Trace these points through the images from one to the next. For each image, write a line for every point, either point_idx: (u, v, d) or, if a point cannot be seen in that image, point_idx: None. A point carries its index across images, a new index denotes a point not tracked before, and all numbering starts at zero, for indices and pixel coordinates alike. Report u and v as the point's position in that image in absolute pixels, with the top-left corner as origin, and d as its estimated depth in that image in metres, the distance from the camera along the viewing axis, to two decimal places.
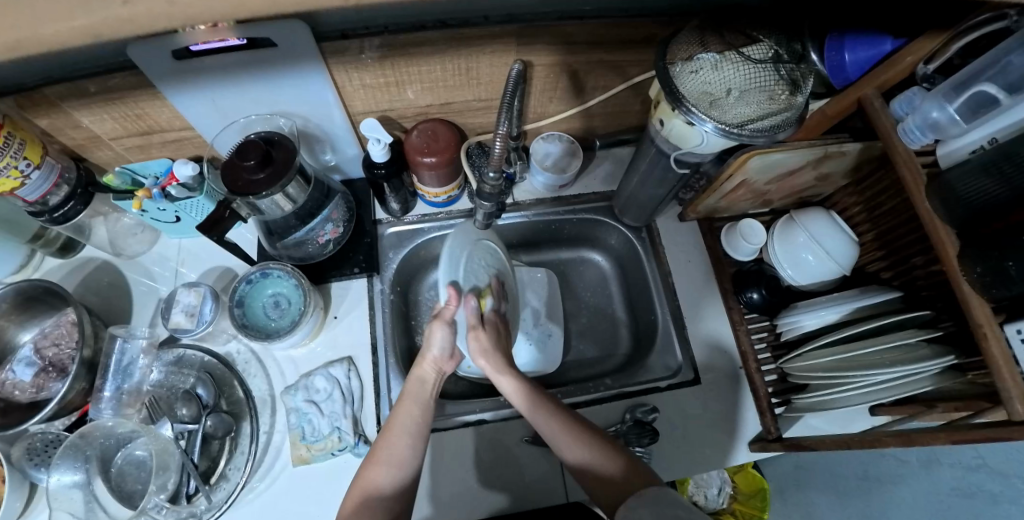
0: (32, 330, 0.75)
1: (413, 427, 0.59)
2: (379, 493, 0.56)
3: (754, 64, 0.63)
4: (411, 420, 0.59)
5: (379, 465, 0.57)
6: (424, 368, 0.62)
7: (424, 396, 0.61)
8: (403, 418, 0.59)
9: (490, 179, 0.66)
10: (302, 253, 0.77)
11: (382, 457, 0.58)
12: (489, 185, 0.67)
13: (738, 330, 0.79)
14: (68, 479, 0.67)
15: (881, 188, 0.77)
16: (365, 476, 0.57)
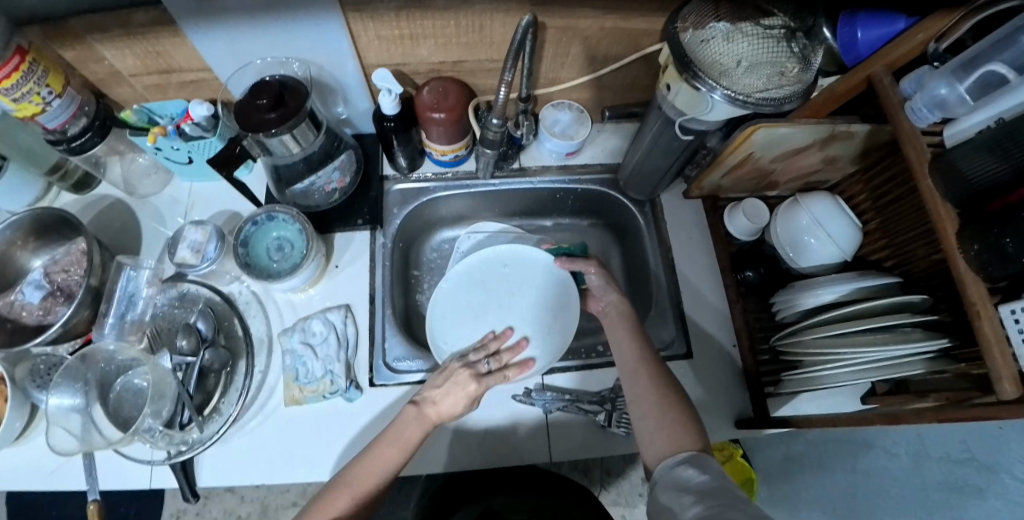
0: (43, 257, 0.77)
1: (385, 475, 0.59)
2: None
3: (766, 37, 0.65)
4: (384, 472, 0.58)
5: (347, 497, 0.56)
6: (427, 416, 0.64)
7: (411, 444, 0.61)
8: (377, 466, 0.59)
9: (494, 125, 0.68)
10: (308, 203, 0.78)
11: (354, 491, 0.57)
12: (491, 132, 0.69)
13: (735, 307, 0.79)
14: (67, 402, 0.68)
15: (889, 176, 0.77)
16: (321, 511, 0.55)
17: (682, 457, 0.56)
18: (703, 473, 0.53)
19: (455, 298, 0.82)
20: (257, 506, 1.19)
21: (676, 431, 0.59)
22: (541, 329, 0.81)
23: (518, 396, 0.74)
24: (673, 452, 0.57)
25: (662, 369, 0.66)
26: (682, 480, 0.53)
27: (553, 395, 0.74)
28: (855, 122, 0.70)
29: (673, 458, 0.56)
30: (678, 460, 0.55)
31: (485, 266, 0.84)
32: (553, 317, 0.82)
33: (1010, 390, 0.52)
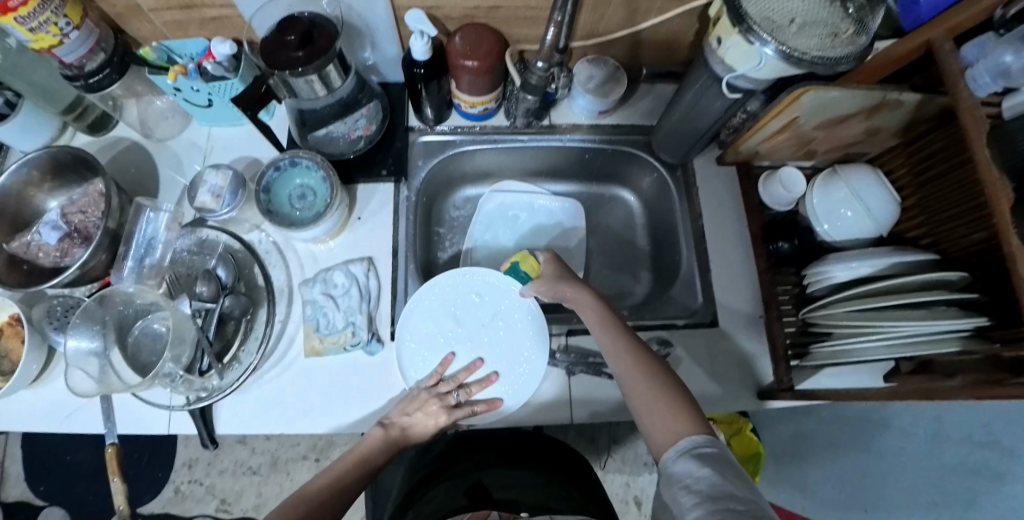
0: (59, 199, 0.74)
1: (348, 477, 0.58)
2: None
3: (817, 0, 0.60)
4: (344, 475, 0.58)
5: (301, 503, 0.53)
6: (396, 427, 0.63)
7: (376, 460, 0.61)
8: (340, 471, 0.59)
9: (538, 70, 0.66)
10: (332, 149, 0.75)
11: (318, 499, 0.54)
12: (535, 77, 0.68)
13: (764, 278, 0.77)
14: (85, 345, 0.67)
15: (933, 151, 0.73)
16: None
17: (686, 448, 0.52)
18: (703, 466, 0.49)
19: (421, 332, 0.72)
20: (269, 458, 1.20)
21: (672, 422, 0.55)
22: (518, 363, 0.72)
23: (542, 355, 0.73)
24: (673, 444, 0.53)
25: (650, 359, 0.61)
26: (680, 477, 0.50)
27: (576, 357, 0.73)
28: (906, 91, 0.66)
29: (676, 449, 0.52)
30: (683, 451, 0.51)
31: (461, 286, 0.75)
32: (523, 346, 0.73)
33: None
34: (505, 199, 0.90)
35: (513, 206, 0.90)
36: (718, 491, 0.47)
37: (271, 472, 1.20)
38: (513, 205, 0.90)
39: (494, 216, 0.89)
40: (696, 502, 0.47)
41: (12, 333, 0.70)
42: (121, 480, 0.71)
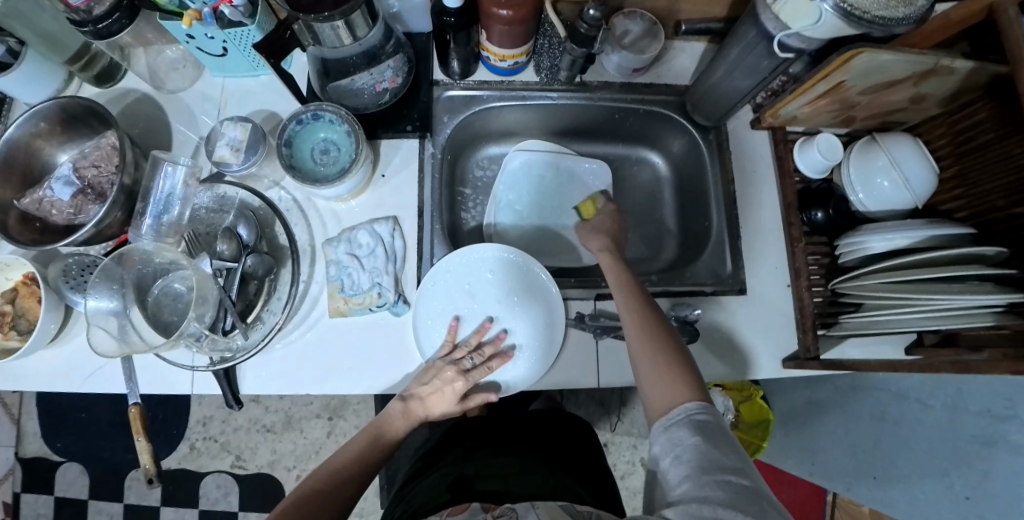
0: (70, 153, 0.71)
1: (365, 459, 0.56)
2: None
3: None
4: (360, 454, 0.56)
5: (320, 480, 0.51)
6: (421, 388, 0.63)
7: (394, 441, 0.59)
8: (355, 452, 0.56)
9: (589, 18, 0.62)
10: (356, 103, 0.72)
11: (330, 476, 0.52)
12: (585, 25, 0.63)
13: (796, 247, 0.76)
14: (104, 305, 0.65)
15: (978, 120, 0.71)
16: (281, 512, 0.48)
17: (681, 416, 0.50)
18: (696, 436, 0.48)
19: (437, 310, 0.71)
20: (282, 416, 1.21)
21: (671, 389, 0.54)
22: (532, 337, 0.71)
23: (571, 320, 0.72)
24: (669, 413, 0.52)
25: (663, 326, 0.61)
26: (672, 447, 0.49)
27: (606, 322, 0.71)
28: (959, 58, 0.63)
29: (671, 418, 0.51)
30: (677, 419, 0.50)
31: (470, 264, 0.72)
32: (537, 320, 0.72)
33: None
34: (530, 158, 0.87)
35: (537, 167, 0.87)
36: (714, 467, 0.45)
37: (285, 430, 1.21)
38: (538, 166, 0.87)
39: (517, 176, 0.87)
40: (687, 474, 0.46)
41: (27, 292, 0.68)
42: (146, 440, 0.71)
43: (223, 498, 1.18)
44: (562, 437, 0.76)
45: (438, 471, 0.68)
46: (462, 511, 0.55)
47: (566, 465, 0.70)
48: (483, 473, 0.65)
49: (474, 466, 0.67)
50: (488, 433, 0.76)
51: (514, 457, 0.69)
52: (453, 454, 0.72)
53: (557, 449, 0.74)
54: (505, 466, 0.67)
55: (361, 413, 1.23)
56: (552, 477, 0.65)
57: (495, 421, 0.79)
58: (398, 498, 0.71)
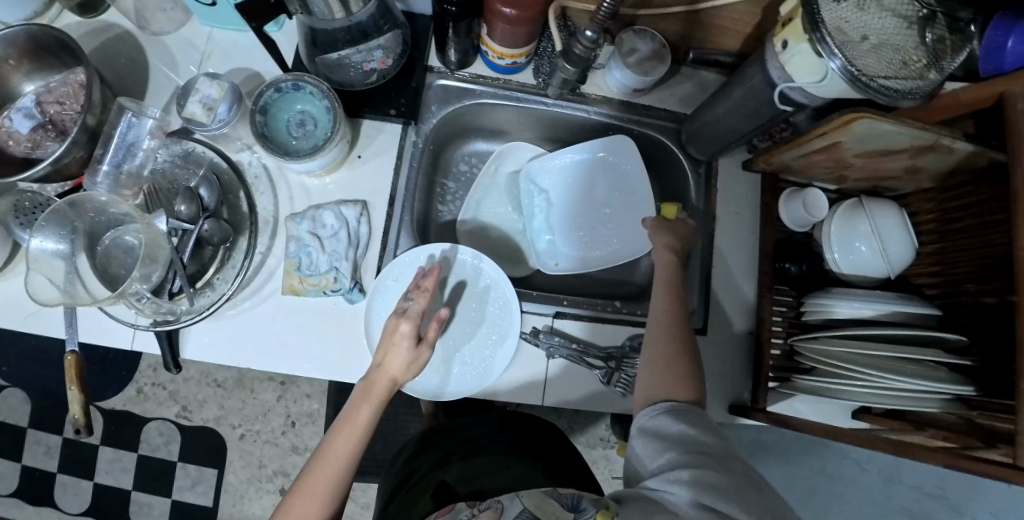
0: (37, 84, 0.68)
1: (350, 462, 0.55)
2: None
3: (897, 19, 0.55)
4: (348, 455, 0.55)
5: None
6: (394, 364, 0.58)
7: (369, 426, 0.56)
8: (342, 453, 0.55)
9: (586, 40, 0.59)
10: (342, 78, 0.69)
11: (321, 489, 0.53)
12: (581, 45, 0.60)
13: (764, 297, 0.75)
14: (51, 247, 0.63)
15: (968, 203, 0.70)
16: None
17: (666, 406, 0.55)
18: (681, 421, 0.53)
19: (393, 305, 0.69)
20: (234, 374, 1.22)
21: (676, 388, 0.57)
22: (486, 339, 0.71)
23: (524, 333, 0.71)
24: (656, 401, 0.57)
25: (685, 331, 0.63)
26: (659, 428, 0.54)
27: (559, 341, 0.70)
28: (961, 139, 0.62)
29: (656, 407, 0.56)
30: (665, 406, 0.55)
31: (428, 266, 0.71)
32: (492, 328, 0.71)
33: None
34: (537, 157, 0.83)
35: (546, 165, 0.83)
36: (686, 437, 0.52)
37: (236, 388, 1.22)
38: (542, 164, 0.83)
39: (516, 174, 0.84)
40: (664, 450, 0.52)
41: None
42: (79, 389, 0.69)
43: (164, 446, 1.18)
44: (541, 431, 0.74)
45: (416, 483, 0.66)
46: (449, 511, 0.57)
47: (541, 460, 0.69)
48: (466, 478, 0.65)
49: (455, 470, 0.66)
50: (455, 431, 0.74)
51: (493, 455, 0.68)
52: (427, 461, 0.70)
53: (530, 441, 0.72)
54: (481, 466, 0.66)
55: (314, 382, 1.23)
56: (529, 475, 0.64)
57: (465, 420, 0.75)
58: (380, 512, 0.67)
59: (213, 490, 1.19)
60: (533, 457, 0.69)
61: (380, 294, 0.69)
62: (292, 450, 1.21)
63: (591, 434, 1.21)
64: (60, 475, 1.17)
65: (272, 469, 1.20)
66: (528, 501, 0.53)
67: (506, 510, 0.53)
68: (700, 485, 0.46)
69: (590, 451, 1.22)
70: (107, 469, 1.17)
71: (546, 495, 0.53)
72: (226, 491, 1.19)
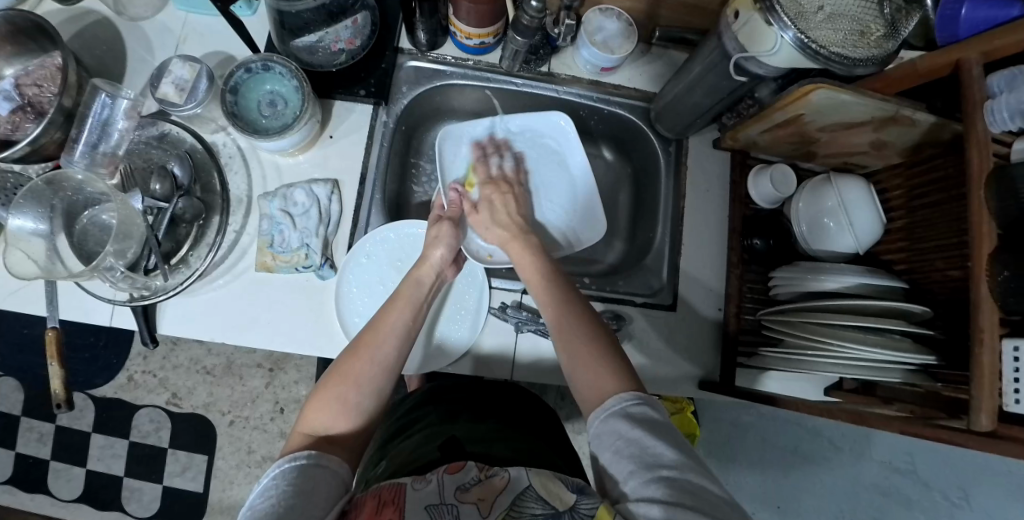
0: (17, 68, 0.70)
1: (402, 329, 0.58)
2: (334, 441, 0.50)
3: None
4: (401, 321, 0.59)
5: (352, 384, 0.53)
6: (426, 272, 0.66)
7: (418, 300, 0.62)
8: (394, 318, 0.59)
9: (532, 9, 0.61)
10: (311, 59, 0.72)
11: (369, 355, 0.55)
12: (527, 17, 0.62)
13: (732, 272, 0.77)
14: (29, 226, 0.66)
15: (934, 178, 0.70)
16: (312, 415, 0.51)
17: (621, 403, 0.47)
18: (637, 424, 0.45)
19: (364, 281, 0.71)
20: (223, 360, 1.24)
21: (599, 371, 0.51)
22: (463, 308, 0.74)
23: (494, 309, 0.74)
24: (603, 400, 0.49)
25: (594, 331, 0.56)
26: (615, 436, 0.45)
27: (527, 316, 0.73)
28: (921, 110, 0.62)
29: (607, 406, 0.48)
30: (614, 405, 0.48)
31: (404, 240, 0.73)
32: (465, 302, 0.75)
33: (985, 423, 0.50)
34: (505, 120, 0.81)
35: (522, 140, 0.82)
36: (662, 465, 0.43)
37: (224, 375, 1.23)
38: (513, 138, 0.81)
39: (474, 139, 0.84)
40: (634, 470, 0.43)
41: None
42: (61, 365, 0.71)
43: (154, 432, 1.20)
44: (536, 412, 0.74)
45: (421, 431, 0.64)
46: (457, 469, 0.47)
47: (536, 437, 0.67)
48: (472, 435, 0.62)
49: (462, 426, 0.63)
50: (466, 394, 0.72)
51: (499, 421, 0.66)
52: (431, 414, 0.68)
53: (531, 419, 0.71)
54: (489, 429, 0.64)
55: (301, 369, 1.25)
56: (529, 449, 0.62)
57: (462, 383, 0.76)
58: (378, 459, 0.66)
59: (203, 476, 1.20)
60: (534, 433, 0.67)
61: (356, 270, 0.71)
62: (281, 436, 1.23)
63: (576, 420, 1.22)
64: (53, 462, 1.19)
65: (261, 454, 1.22)
66: (536, 478, 0.45)
67: (514, 481, 0.45)
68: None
69: (575, 437, 1.22)
70: (99, 455, 1.19)
71: (556, 478, 0.46)
72: (215, 477, 1.20)
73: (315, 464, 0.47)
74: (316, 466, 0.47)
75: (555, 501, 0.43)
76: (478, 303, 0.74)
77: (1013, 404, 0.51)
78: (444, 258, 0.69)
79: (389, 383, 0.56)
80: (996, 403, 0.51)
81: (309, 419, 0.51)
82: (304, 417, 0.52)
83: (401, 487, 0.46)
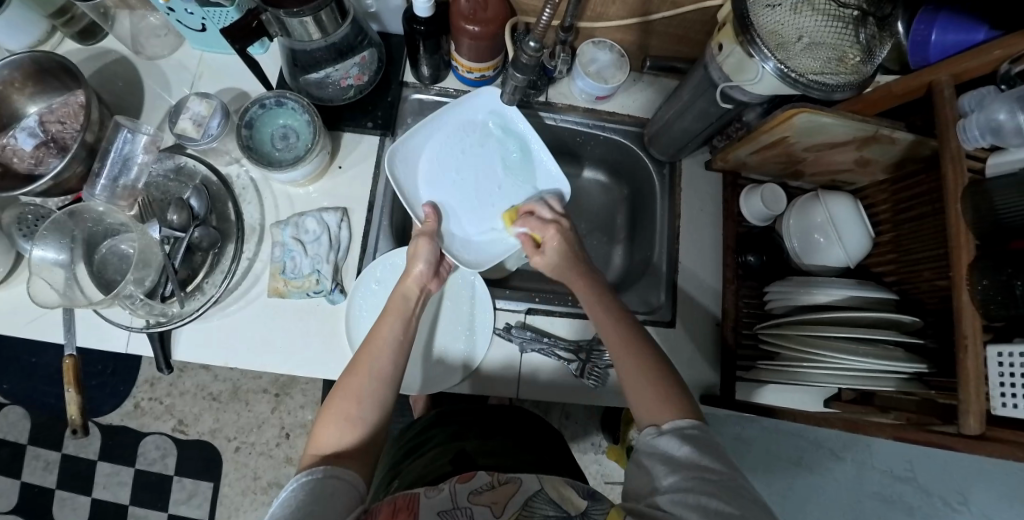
0: (40, 106, 0.74)
1: (395, 342, 0.60)
2: (345, 455, 0.52)
3: (836, 17, 0.58)
4: (393, 334, 0.61)
5: (355, 400, 0.55)
6: (410, 283, 0.67)
7: (408, 311, 0.64)
8: (387, 332, 0.61)
9: (529, 49, 0.65)
10: (320, 93, 0.75)
11: (368, 368, 0.57)
12: (525, 55, 0.66)
13: (728, 287, 0.80)
14: (52, 256, 0.68)
15: (916, 193, 0.73)
16: (319, 433, 0.53)
17: (673, 426, 0.48)
18: (689, 445, 0.46)
19: (372, 303, 0.73)
20: (229, 386, 1.25)
21: (653, 395, 0.52)
22: (465, 329, 0.76)
23: (498, 329, 0.76)
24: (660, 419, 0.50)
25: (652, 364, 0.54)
26: (665, 449, 0.47)
27: (530, 335, 0.75)
28: (900, 129, 0.65)
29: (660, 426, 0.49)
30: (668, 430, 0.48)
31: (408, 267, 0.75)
32: (468, 325, 0.76)
33: (973, 425, 0.53)
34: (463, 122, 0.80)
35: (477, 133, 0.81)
36: (699, 466, 0.44)
37: (230, 400, 1.25)
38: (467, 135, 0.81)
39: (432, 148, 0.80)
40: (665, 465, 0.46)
41: None
42: (77, 391, 0.73)
43: (160, 460, 1.21)
44: (543, 431, 0.76)
45: (434, 449, 0.66)
46: (468, 478, 0.49)
47: (541, 453, 0.68)
48: (483, 449, 0.64)
49: (474, 442, 0.66)
50: (473, 414, 0.75)
51: (505, 440, 0.68)
52: (440, 435, 0.70)
53: (535, 437, 0.73)
54: (501, 446, 0.67)
55: (307, 393, 1.26)
56: (533, 462, 0.64)
57: (468, 407, 0.78)
58: (390, 478, 0.68)
59: (209, 503, 1.20)
60: (541, 449, 0.69)
61: (362, 295, 0.73)
62: (287, 461, 1.23)
63: (581, 439, 1.22)
64: (59, 490, 1.19)
65: (267, 480, 1.22)
66: (548, 484, 0.49)
67: (524, 485, 0.48)
68: (690, 507, 0.42)
69: (580, 456, 1.23)
70: (104, 484, 1.19)
71: (567, 484, 0.50)
72: (221, 504, 1.20)
73: (330, 476, 0.48)
74: (331, 478, 0.48)
75: (569, 509, 0.46)
76: (482, 321, 0.76)
77: (1000, 407, 0.53)
78: (426, 272, 0.69)
79: (391, 394, 0.58)
80: (983, 406, 0.54)
81: (319, 437, 0.53)
82: (315, 436, 0.54)
83: (415, 496, 0.48)
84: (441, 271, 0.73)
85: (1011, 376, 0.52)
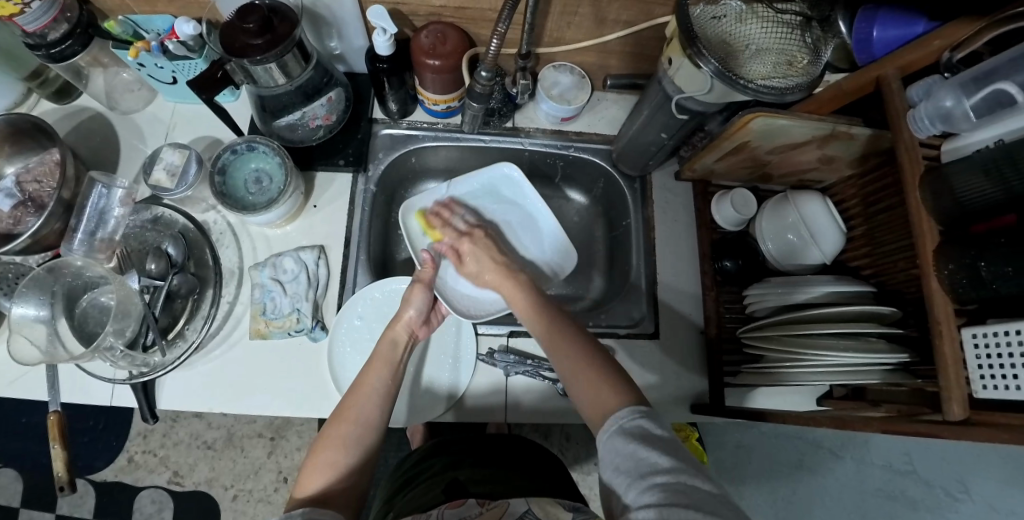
0: (16, 166, 0.75)
1: (382, 389, 0.60)
2: (329, 500, 0.51)
3: (781, 23, 0.60)
4: (382, 381, 0.60)
5: (340, 447, 0.54)
6: (398, 330, 0.67)
7: (396, 359, 0.64)
8: (374, 379, 0.60)
9: (483, 78, 0.67)
10: (291, 136, 0.77)
11: (354, 416, 0.57)
12: (479, 85, 0.68)
13: (708, 295, 0.80)
14: (32, 313, 0.68)
15: (882, 186, 0.74)
16: (307, 479, 0.53)
17: (620, 419, 0.49)
18: (631, 440, 0.47)
19: (353, 338, 0.73)
20: (224, 433, 1.24)
21: (596, 394, 0.53)
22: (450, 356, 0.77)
23: (482, 355, 0.76)
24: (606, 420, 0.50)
25: (619, 384, 0.53)
26: (615, 453, 0.47)
27: (514, 358, 0.75)
28: (856, 125, 0.67)
29: (608, 426, 0.49)
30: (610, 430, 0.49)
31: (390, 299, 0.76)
32: (451, 352, 0.77)
33: (957, 411, 0.53)
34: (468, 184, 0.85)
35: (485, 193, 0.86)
36: (658, 471, 0.43)
37: (226, 448, 1.23)
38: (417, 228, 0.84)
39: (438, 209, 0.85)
40: (630, 481, 0.44)
41: None
42: (62, 447, 0.72)
43: (157, 514, 1.18)
44: (538, 454, 0.75)
45: (427, 481, 0.65)
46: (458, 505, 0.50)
47: (533, 476, 0.67)
48: (475, 478, 0.64)
49: (466, 471, 0.65)
50: (463, 444, 0.74)
51: (497, 468, 0.67)
52: (436, 464, 0.69)
53: (528, 461, 0.72)
54: (492, 473, 0.65)
55: (303, 435, 1.25)
56: (525, 485, 0.63)
57: (458, 437, 0.77)
58: (384, 513, 0.67)
59: None
60: (532, 472, 0.68)
61: (344, 331, 0.73)
62: None
63: (583, 461, 1.21)
64: None
65: None
66: (535, 503, 0.47)
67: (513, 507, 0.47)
68: None
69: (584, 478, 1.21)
70: None
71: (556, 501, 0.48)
72: None
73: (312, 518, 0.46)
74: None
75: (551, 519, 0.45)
76: (465, 347, 0.77)
77: (982, 390, 0.53)
78: (418, 318, 0.70)
79: (376, 442, 0.57)
80: (964, 391, 0.53)
81: (304, 482, 0.53)
82: (302, 481, 0.53)
83: None
84: (431, 319, 0.74)
85: (989, 358, 0.52)
